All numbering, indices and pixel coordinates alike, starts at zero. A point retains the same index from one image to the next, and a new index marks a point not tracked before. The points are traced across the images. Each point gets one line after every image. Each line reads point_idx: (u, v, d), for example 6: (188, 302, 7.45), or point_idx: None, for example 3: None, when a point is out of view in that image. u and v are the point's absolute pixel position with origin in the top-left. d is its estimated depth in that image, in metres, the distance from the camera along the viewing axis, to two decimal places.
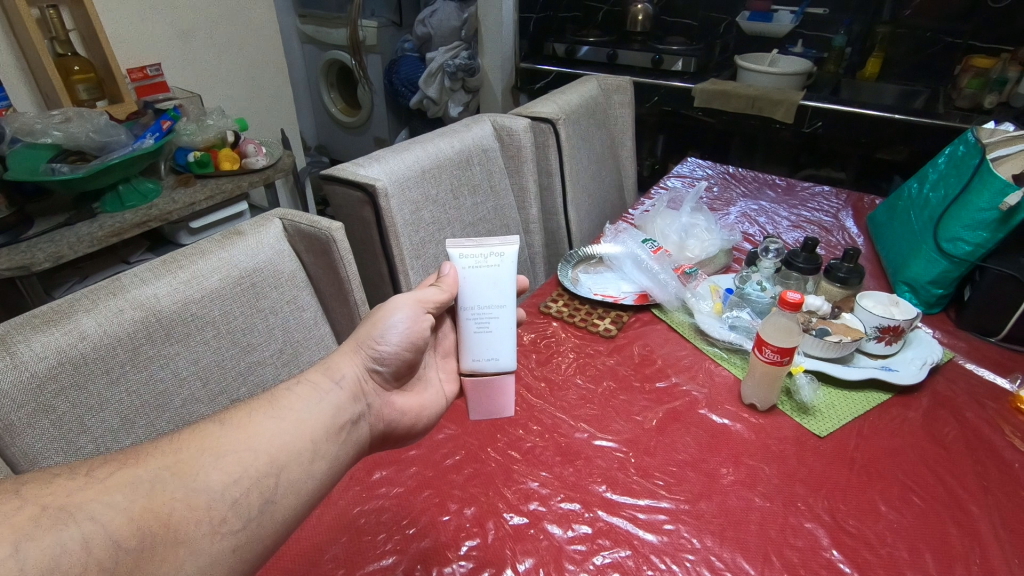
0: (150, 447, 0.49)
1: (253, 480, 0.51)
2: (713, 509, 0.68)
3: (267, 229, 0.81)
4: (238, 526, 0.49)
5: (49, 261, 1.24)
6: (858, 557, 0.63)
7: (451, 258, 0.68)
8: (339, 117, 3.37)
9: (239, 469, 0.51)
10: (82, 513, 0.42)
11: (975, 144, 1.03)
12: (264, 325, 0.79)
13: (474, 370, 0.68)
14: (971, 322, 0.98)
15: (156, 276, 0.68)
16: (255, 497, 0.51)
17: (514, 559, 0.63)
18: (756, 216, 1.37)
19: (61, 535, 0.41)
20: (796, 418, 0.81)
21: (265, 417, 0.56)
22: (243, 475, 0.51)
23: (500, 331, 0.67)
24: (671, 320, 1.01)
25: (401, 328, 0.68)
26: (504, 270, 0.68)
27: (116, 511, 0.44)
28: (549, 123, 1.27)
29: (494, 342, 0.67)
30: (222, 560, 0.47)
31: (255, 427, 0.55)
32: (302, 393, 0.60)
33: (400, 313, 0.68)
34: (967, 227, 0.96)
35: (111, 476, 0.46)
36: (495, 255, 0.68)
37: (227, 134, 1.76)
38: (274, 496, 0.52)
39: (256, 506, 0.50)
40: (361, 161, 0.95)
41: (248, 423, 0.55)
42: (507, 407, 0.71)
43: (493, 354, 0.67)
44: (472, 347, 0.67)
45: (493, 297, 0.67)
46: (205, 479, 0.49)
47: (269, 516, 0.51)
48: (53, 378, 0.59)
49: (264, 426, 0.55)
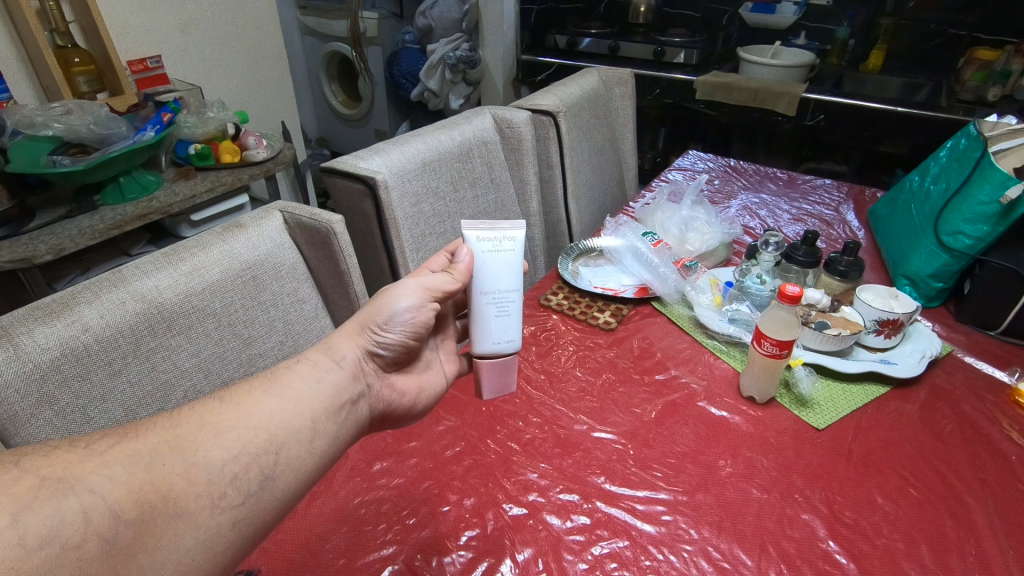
0: (150, 421, 0.49)
1: (252, 456, 0.52)
2: (711, 501, 0.69)
3: (268, 221, 0.81)
4: (237, 501, 0.49)
5: (51, 253, 1.25)
6: (854, 548, 0.64)
7: (467, 241, 0.67)
8: (340, 109, 3.37)
9: (238, 445, 0.51)
10: (81, 485, 0.43)
11: (977, 138, 1.03)
12: (265, 317, 0.79)
13: (491, 353, 0.69)
14: (970, 315, 0.98)
15: (158, 267, 0.68)
16: (254, 474, 0.51)
17: (513, 549, 0.63)
18: (757, 209, 1.36)
19: (61, 505, 0.41)
20: (794, 411, 0.81)
21: (264, 395, 0.56)
22: (242, 451, 0.51)
23: (515, 314, 0.68)
24: (671, 313, 1.01)
25: (407, 316, 0.67)
26: (518, 254, 0.68)
27: (115, 483, 0.44)
28: (549, 116, 1.26)
29: (510, 325, 0.68)
30: (221, 534, 0.48)
31: (254, 405, 0.55)
32: (302, 371, 0.60)
33: (406, 299, 0.67)
34: (968, 220, 0.96)
35: (110, 449, 0.46)
36: (509, 239, 0.68)
37: (228, 125, 1.75)
38: (273, 473, 0.52)
39: (255, 482, 0.51)
40: (362, 154, 0.95)
41: (247, 399, 0.55)
42: (511, 385, 0.73)
43: (509, 337, 0.68)
44: (490, 331, 0.68)
45: (507, 282, 0.68)
46: (205, 455, 0.49)
47: (268, 491, 0.52)
48: (56, 369, 0.59)
49: (263, 404, 0.55)
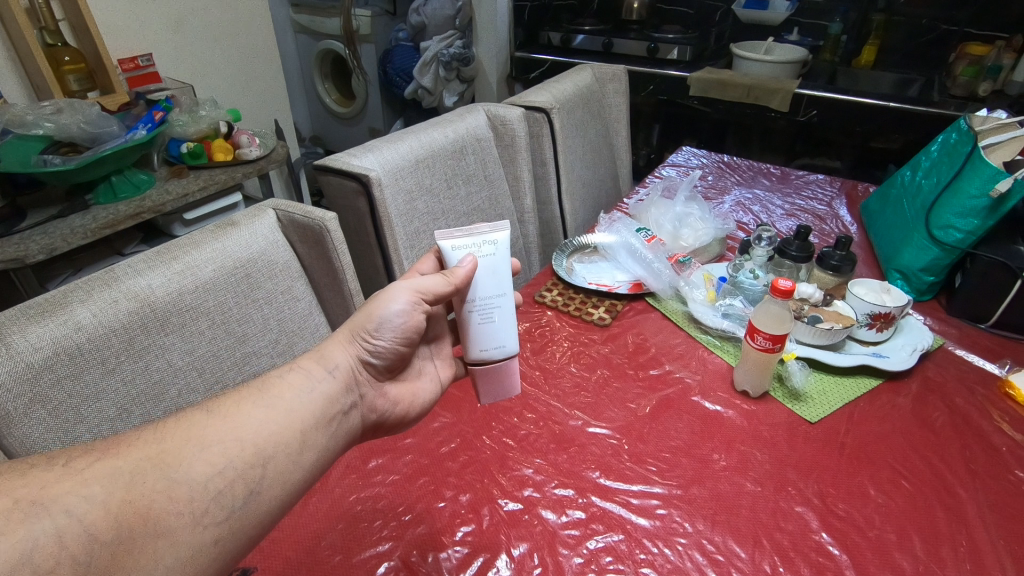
0: (133, 436, 0.49)
1: (238, 472, 0.51)
2: (704, 494, 0.70)
3: (261, 220, 0.78)
4: (221, 517, 0.49)
5: (43, 253, 1.24)
6: (848, 540, 0.65)
7: (444, 251, 0.68)
8: (333, 107, 3.36)
9: (223, 460, 0.51)
10: (56, 506, 0.43)
11: (968, 132, 1.04)
12: (259, 315, 0.76)
13: (481, 360, 0.68)
14: (961, 309, 0.99)
15: (151, 267, 0.66)
16: (240, 488, 0.51)
17: (508, 544, 0.64)
18: (750, 204, 1.37)
19: (34, 529, 0.42)
20: (788, 405, 0.82)
21: (253, 406, 0.56)
22: (227, 467, 0.51)
23: (502, 318, 0.67)
24: (665, 308, 1.01)
25: (397, 319, 0.67)
26: (498, 258, 0.67)
27: (91, 504, 0.44)
28: (543, 113, 1.26)
29: (497, 331, 0.67)
30: (204, 551, 0.47)
31: (242, 417, 0.55)
32: (293, 381, 0.60)
33: (396, 303, 0.67)
34: (958, 214, 0.97)
35: (88, 467, 0.46)
36: (489, 244, 0.67)
37: (221, 124, 1.73)
38: (259, 486, 0.52)
39: (240, 498, 0.51)
40: (355, 151, 0.94)
41: (235, 411, 0.55)
42: (513, 390, 0.72)
43: (497, 342, 0.67)
44: (475, 338, 0.67)
45: (491, 287, 0.67)
46: (189, 470, 0.49)
47: (254, 506, 0.52)
48: (49, 368, 0.57)
49: (251, 416, 0.55)
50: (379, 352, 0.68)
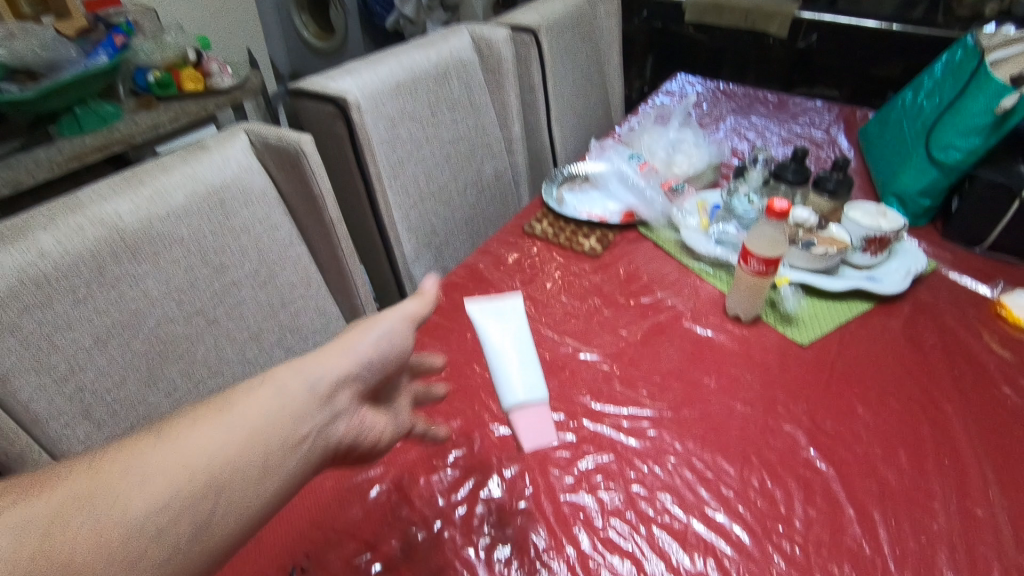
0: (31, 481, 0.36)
1: (176, 515, 0.37)
2: (695, 415, 0.70)
3: (233, 143, 0.74)
4: None
5: (8, 188, 1.20)
6: (836, 455, 0.65)
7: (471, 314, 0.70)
8: (311, 42, 3.20)
9: (155, 504, 0.37)
10: None
11: (974, 48, 0.99)
12: (237, 244, 0.72)
13: (515, 401, 0.64)
14: (957, 232, 0.97)
15: (117, 191, 0.62)
16: (177, 538, 0.37)
17: (500, 466, 0.64)
18: (745, 132, 1.33)
19: None
20: (779, 329, 0.81)
21: (206, 424, 0.41)
22: (160, 511, 0.37)
23: (531, 361, 0.66)
24: (657, 237, 0.99)
25: (387, 342, 0.51)
26: (519, 326, 0.69)
27: None
28: (531, 34, 1.20)
29: (528, 370, 0.65)
30: None
31: (189, 438, 0.40)
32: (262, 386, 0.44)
33: (387, 324, 0.51)
34: (960, 133, 0.94)
35: None
36: (511, 311, 0.70)
37: (188, 51, 1.62)
38: (206, 530, 0.38)
39: (179, 550, 0.37)
40: (333, 74, 0.89)
41: (179, 432, 0.40)
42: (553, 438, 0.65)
43: (530, 380, 0.65)
44: (507, 381, 0.64)
45: (517, 342, 0.67)
46: (100, 523, 0.35)
47: (200, 556, 0.38)
48: (15, 297, 0.55)
49: (200, 437, 0.40)
50: (369, 349, 0.49)
